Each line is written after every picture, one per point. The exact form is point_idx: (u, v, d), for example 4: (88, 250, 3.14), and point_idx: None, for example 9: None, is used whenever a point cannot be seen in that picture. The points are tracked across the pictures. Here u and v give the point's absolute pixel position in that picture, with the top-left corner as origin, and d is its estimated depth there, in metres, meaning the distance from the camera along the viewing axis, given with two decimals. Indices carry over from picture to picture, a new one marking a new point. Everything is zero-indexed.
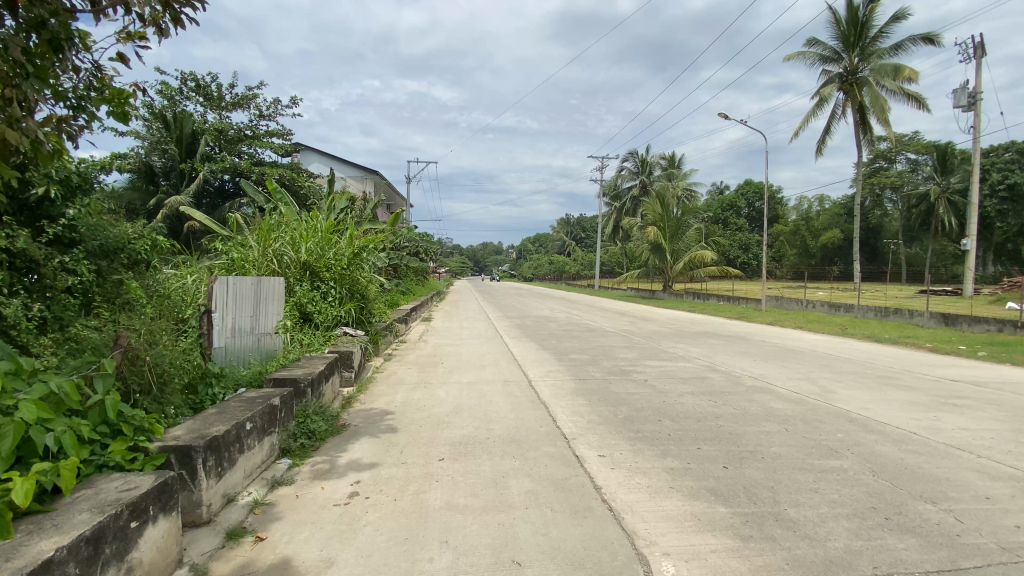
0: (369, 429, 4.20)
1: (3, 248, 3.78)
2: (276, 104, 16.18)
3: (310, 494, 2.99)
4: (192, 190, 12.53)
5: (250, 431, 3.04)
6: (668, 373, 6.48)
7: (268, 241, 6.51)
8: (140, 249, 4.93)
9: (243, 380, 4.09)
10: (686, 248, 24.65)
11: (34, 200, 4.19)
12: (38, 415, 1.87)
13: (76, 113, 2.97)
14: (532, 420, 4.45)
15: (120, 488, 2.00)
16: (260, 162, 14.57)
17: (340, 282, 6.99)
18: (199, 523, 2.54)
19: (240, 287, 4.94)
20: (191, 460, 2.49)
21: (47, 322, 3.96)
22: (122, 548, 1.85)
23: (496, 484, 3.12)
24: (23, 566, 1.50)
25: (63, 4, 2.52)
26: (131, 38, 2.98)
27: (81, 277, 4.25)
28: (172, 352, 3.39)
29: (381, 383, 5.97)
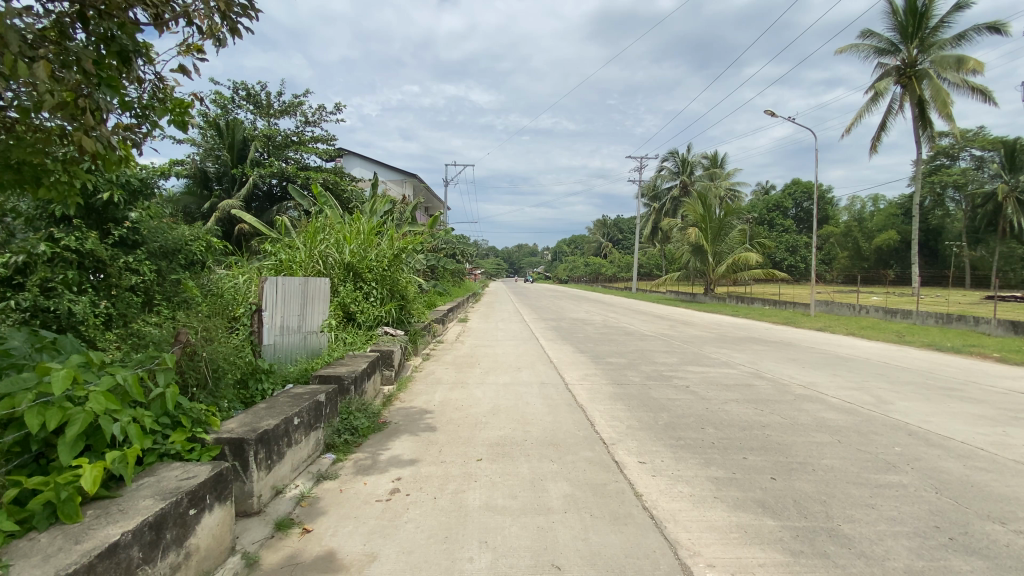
0: (409, 427, 4.27)
1: (74, 249, 4.10)
2: (322, 110, 16.75)
3: (354, 489, 3.07)
4: (243, 195, 13.12)
5: (298, 425, 3.15)
6: (711, 379, 6.29)
7: (314, 242, 6.72)
8: (196, 250, 5.22)
9: (290, 376, 4.24)
10: (728, 250, 23.88)
11: (101, 205, 4.50)
12: (106, 405, 1.98)
13: (140, 122, 3.16)
14: (569, 423, 4.41)
15: (179, 477, 2.10)
16: (306, 166, 15.10)
17: (381, 283, 7.14)
18: (251, 513, 2.64)
19: (290, 287, 5.12)
20: (244, 453, 2.59)
21: (113, 318, 4.26)
22: (182, 534, 1.95)
23: (534, 486, 3.11)
24: (92, 548, 1.60)
25: (130, 18, 2.68)
26: (190, 51, 3.14)
27: (142, 277, 4.54)
28: (227, 348, 3.55)
29: (420, 382, 6.05)
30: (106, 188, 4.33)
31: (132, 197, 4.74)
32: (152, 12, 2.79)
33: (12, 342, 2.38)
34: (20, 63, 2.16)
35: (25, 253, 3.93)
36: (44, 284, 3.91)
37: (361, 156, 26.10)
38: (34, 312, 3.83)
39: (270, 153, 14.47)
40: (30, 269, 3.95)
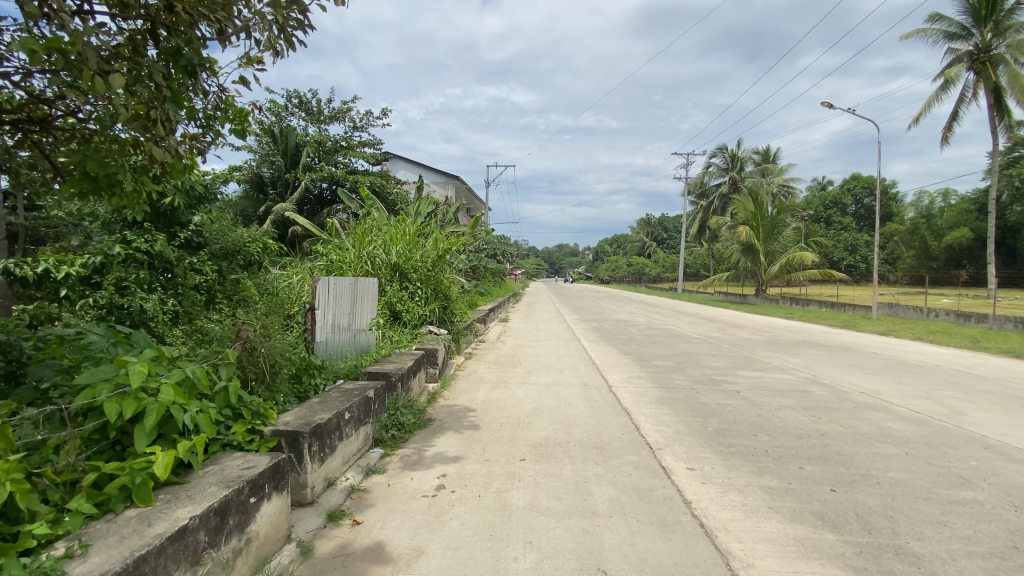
0: (454, 425, 4.32)
1: (145, 250, 4.45)
2: (369, 115, 17.26)
3: (401, 483, 3.14)
4: (296, 198, 13.70)
5: (348, 420, 3.25)
6: (763, 385, 6.02)
7: (363, 244, 6.91)
8: (254, 251, 5.49)
9: (341, 372, 4.38)
10: (781, 249, 22.83)
11: (167, 210, 4.82)
12: (176, 397, 2.11)
13: (204, 131, 3.36)
14: (614, 426, 4.34)
15: (241, 466, 2.22)
16: (354, 170, 15.60)
17: (425, 283, 7.28)
18: (305, 503, 2.75)
19: (340, 287, 5.29)
20: (299, 445, 2.71)
21: (179, 314, 4.56)
22: (243, 520, 2.05)
23: (579, 489, 3.07)
24: (163, 530, 1.71)
25: (195, 33, 2.85)
26: (250, 63, 3.30)
27: (205, 277, 4.83)
28: (282, 344, 3.70)
29: (463, 381, 6.11)
30: (171, 194, 4.64)
31: (195, 202, 5.05)
32: (216, 27, 2.96)
33: (92, 336, 2.58)
34: (97, 80, 2.35)
35: (102, 254, 4.26)
36: (119, 283, 4.25)
37: (405, 158, 26.66)
38: (110, 309, 4.16)
39: (321, 158, 15.13)
40: (105, 268, 4.29)
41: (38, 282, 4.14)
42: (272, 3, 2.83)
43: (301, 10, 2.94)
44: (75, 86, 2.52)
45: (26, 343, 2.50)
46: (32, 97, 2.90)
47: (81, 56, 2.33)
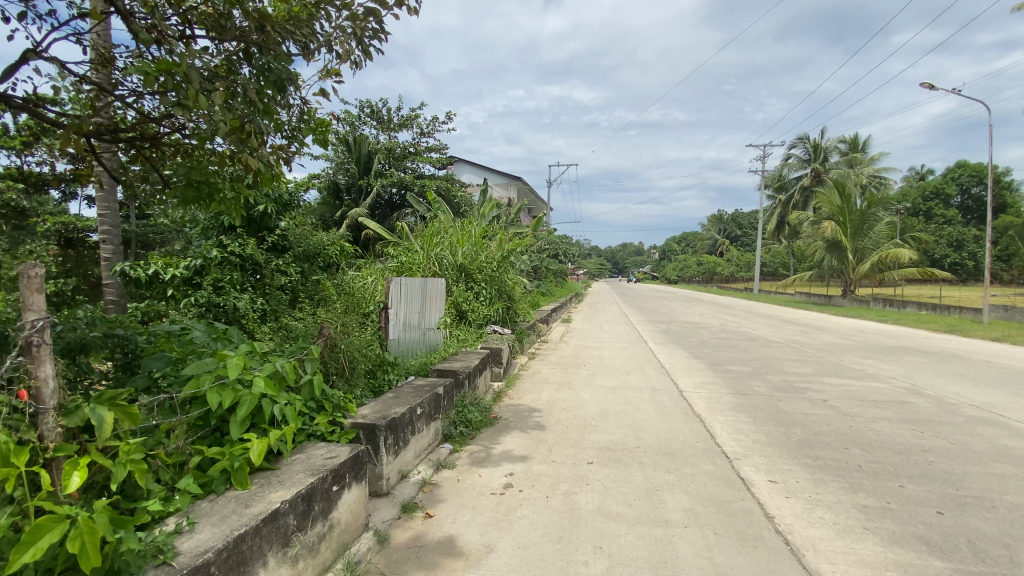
0: (520, 424, 4.35)
1: (238, 253, 4.90)
2: (435, 121, 17.81)
3: (470, 480, 3.20)
4: (368, 203, 14.37)
5: (419, 416, 3.36)
6: (854, 394, 5.54)
7: (431, 246, 7.13)
8: (332, 254, 5.87)
9: (412, 369, 4.55)
10: (872, 246, 20.93)
11: (259, 216, 5.22)
12: (268, 388, 2.28)
13: (290, 142, 3.61)
14: (686, 433, 4.17)
15: (325, 456, 2.35)
16: (421, 174, 16.15)
17: (489, 283, 7.39)
18: (381, 494, 2.88)
19: (411, 288, 5.48)
20: (375, 438, 2.83)
21: (267, 312, 4.96)
22: (327, 507, 2.18)
23: (650, 496, 2.98)
24: (259, 512, 1.84)
25: (283, 50, 3.06)
26: (330, 75, 3.50)
27: (290, 278, 5.27)
28: (359, 341, 3.90)
29: (527, 381, 6.14)
30: (263, 202, 5.02)
31: (282, 209, 5.43)
32: (302, 43, 3.17)
33: (196, 331, 2.84)
34: (201, 98, 2.59)
35: (202, 257, 4.75)
36: (216, 284, 4.73)
37: (469, 162, 27.15)
38: (208, 307, 4.63)
39: (390, 164, 15.82)
40: (204, 270, 4.79)
41: (149, 282, 4.74)
42: (351, 17, 2.99)
43: (377, 22, 3.08)
44: (182, 105, 2.80)
45: (140, 337, 2.79)
46: (146, 117, 3.26)
47: (186, 77, 2.58)
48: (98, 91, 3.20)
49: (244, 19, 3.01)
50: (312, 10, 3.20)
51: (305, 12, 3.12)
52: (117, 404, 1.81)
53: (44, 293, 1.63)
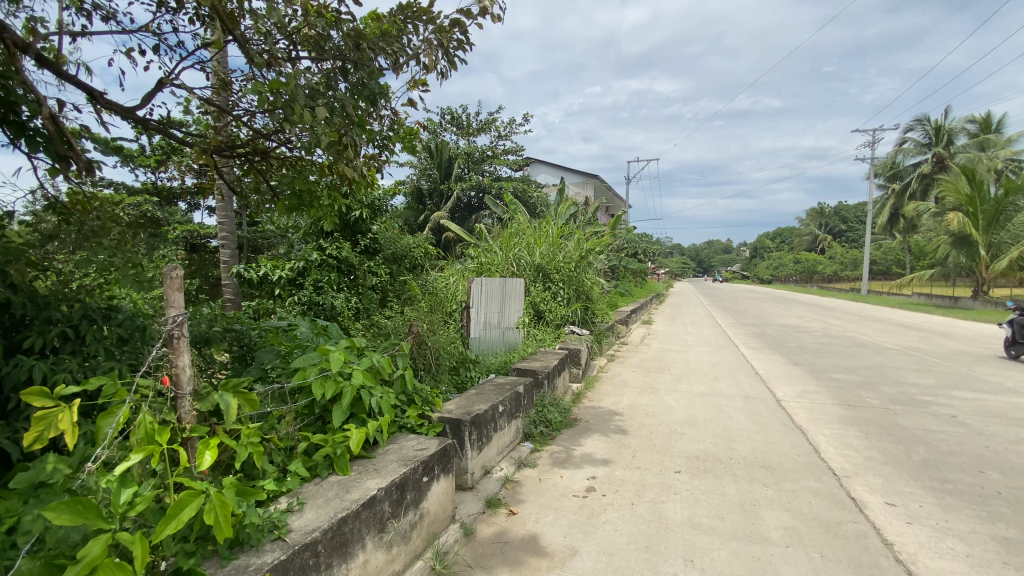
0: (601, 427, 4.27)
1: (335, 256, 5.30)
2: (512, 123, 18.04)
3: (552, 480, 3.19)
4: (449, 206, 14.89)
5: (501, 413, 3.42)
6: (992, 411, 4.81)
7: (509, 247, 7.24)
8: (417, 255, 6.15)
9: (492, 367, 4.65)
10: (1010, 240, 18.10)
11: (354, 221, 5.60)
12: (365, 381, 2.43)
13: (381, 150, 3.83)
14: (784, 445, 3.86)
15: (416, 447, 2.47)
16: (498, 177, 16.47)
17: (568, 283, 7.34)
18: (466, 487, 2.97)
19: (491, 287, 5.60)
20: (460, 433, 2.93)
21: (359, 311, 5.34)
22: (417, 497, 2.27)
23: (745, 511, 2.80)
24: (359, 497, 1.97)
25: (376, 66, 3.25)
26: (417, 86, 3.66)
27: (380, 278, 5.65)
28: (443, 338, 4.04)
29: (607, 383, 6.02)
30: (358, 208, 5.39)
31: (373, 214, 5.80)
32: (392, 57, 3.34)
33: (301, 327, 3.11)
34: (306, 115, 2.83)
35: (304, 260, 5.22)
36: (316, 284, 5.16)
37: (547, 162, 27.07)
38: (310, 305, 5.10)
39: (470, 168, 16.29)
40: (305, 272, 5.23)
41: (261, 283, 5.34)
42: (437, 29, 3.10)
43: (462, 32, 3.17)
44: (290, 121, 3.08)
45: (253, 331, 3.11)
46: (258, 134, 3.62)
47: (293, 96, 2.82)
48: (219, 112, 3.61)
49: (341, 38, 3.23)
50: (402, 25, 3.36)
51: (395, 26, 3.28)
52: (239, 391, 2.02)
53: (182, 292, 1.85)
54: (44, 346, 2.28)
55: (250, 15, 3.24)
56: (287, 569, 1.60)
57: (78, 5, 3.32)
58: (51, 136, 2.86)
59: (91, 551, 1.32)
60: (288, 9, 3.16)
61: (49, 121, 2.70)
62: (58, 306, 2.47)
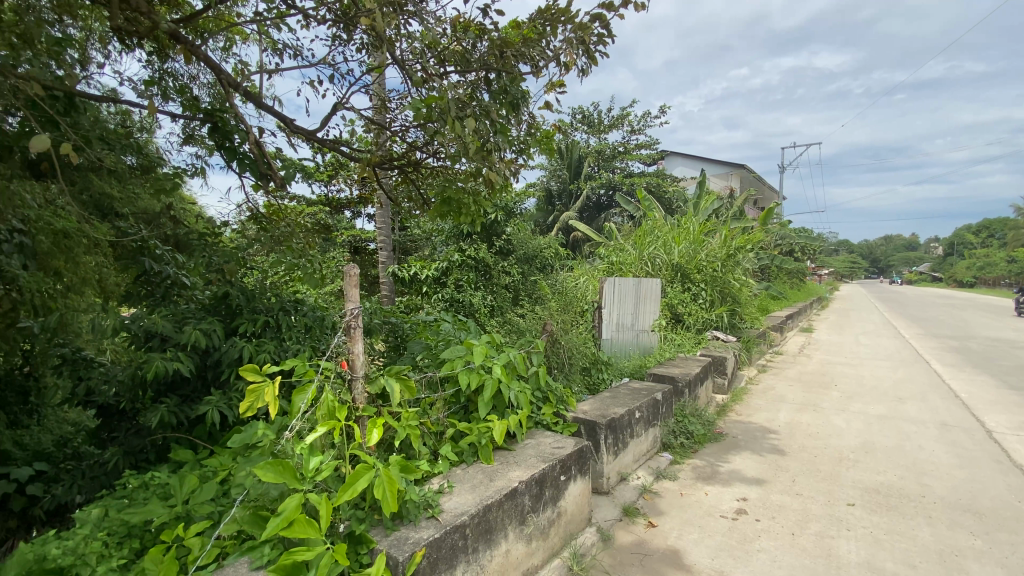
0: (750, 444, 3.88)
1: (474, 257, 5.75)
2: (646, 117, 17.36)
3: (695, 496, 2.98)
4: (578, 206, 14.86)
5: (639, 419, 3.28)
6: None
7: (644, 245, 6.98)
8: (547, 256, 6.39)
9: (626, 370, 4.49)
10: None
11: (491, 224, 5.98)
12: (505, 375, 2.51)
13: (520, 154, 3.95)
14: (1000, 488, 3.11)
15: (554, 445, 2.48)
16: (630, 174, 15.99)
17: (712, 284, 6.80)
18: (602, 491, 2.91)
19: (625, 287, 5.44)
20: (596, 435, 2.88)
21: (494, 308, 5.62)
22: (556, 495, 2.29)
23: (944, 561, 2.32)
24: (502, 487, 2.05)
25: (518, 71, 3.36)
26: (554, 87, 3.70)
27: (513, 277, 5.91)
28: (576, 338, 4.03)
29: (756, 396, 5.45)
30: (494, 212, 5.73)
31: (507, 216, 6.18)
32: (532, 61, 3.41)
33: (445, 322, 3.33)
34: (456, 125, 3.04)
35: (447, 261, 5.74)
36: (457, 283, 5.63)
37: (684, 154, 25.45)
38: (452, 302, 5.53)
39: (600, 166, 16.09)
40: (448, 271, 5.78)
41: (412, 282, 6.02)
42: (577, 27, 3.10)
43: (603, 27, 3.12)
44: (440, 132, 3.33)
45: (406, 325, 3.43)
46: (411, 147, 4.00)
47: (444, 108, 3.04)
48: (380, 129, 4.06)
49: (486, 49, 3.41)
50: (541, 29, 3.41)
51: (536, 31, 3.34)
52: (400, 377, 2.23)
53: (357, 287, 2.07)
54: (250, 331, 2.79)
55: (405, 37, 3.57)
56: (440, 546, 1.71)
57: (274, 47, 3.99)
58: (255, 158, 3.48)
59: (287, 507, 1.54)
60: (438, 27, 3.42)
61: (252, 144, 3.36)
62: (260, 299, 3.00)
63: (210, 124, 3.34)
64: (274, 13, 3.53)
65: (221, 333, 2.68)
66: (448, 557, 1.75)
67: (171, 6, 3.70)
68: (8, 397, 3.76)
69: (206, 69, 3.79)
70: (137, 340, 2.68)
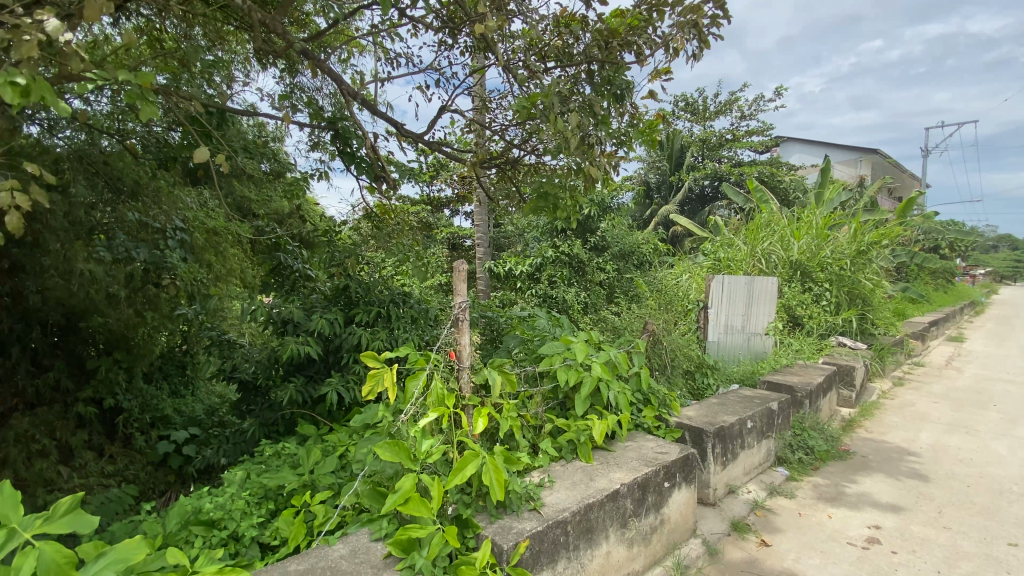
0: (883, 465, 3.43)
1: (568, 253, 5.78)
2: (758, 100, 16.03)
3: (816, 518, 2.70)
4: (679, 199, 14.16)
5: (750, 429, 3.05)
6: None
7: (757, 241, 6.44)
8: (645, 252, 6.16)
9: (735, 376, 4.18)
10: None
11: (585, 220, 5.95)
12: (605, 374, 2.44)
13: (622, 147, 3.84)
14: None
15: (657, 449, 2.39)
16: (739, 163, 14.90)
17: (837, 284, 6.10)
18: (708, 503, 2.75)
19: (735, 287, 5.07)
20: (703, 444, 2.72)
21: (589, 305, 5.56)
22: (659, 501, 2.20)
23: None
24: (603, 487, 2.01)
25: (623, 62, 3.25)
26: (659, 75, 3.54)
27: (607, 274, 5.80)
28: (679, 340, 3.84)
29: (890, 412, 4.81)
30: (590, 208, 5.70)
31: (602, 212, 6.08)
32: (637, 49, 3.29)
33: (543, 318, 3.34)
34: (559, 121, 3.03)
35: (541, 257, 5.82)
36: (551, 279, 5.71)
37: (801, 139, 23.10)
38: (546, 299, 5.60)
39: (704, 156, 15.15)
40: (542, 267, 5.84)
41: (507, 277, 6.12)
42: (690, 9, 2.92)
43: (717, 6, 2.91)
44: (542, 128, 3.34)
45: (503, 319, 3.50)
46: (510, 144, 4.06)
47: (548, 104, 3.04)
48: (481, 129, 4.18)
49: (589, 41, 3.35)
50: (646, 15, 3.28)
51: (642, 18, 3.22)
52: (502, 370, 2.27)
53: (466, 282, 2.14)
54: (365, 321, 3.04)
55: (508, 36, 3.61)
56: (543, 540, 1.73)
57: (387, 56, 4.25)
58: (370, 161, 3.76)
59: (403, 485, 1.65)
60: (541, 23, 3.42)
61: (368, 148, 3.62)
62: (374, 291, 3.24)
63: (333, 131, 3.66)
64: (387, 24, 3.76)
65: (341, 322, 2.94)
66: (550, 551, 1.76)
67: (300, 26, 4.09)
68: (170, 370, 4.45)
69: (329, 81, 4.15)
70: (274, 326, 3.01)
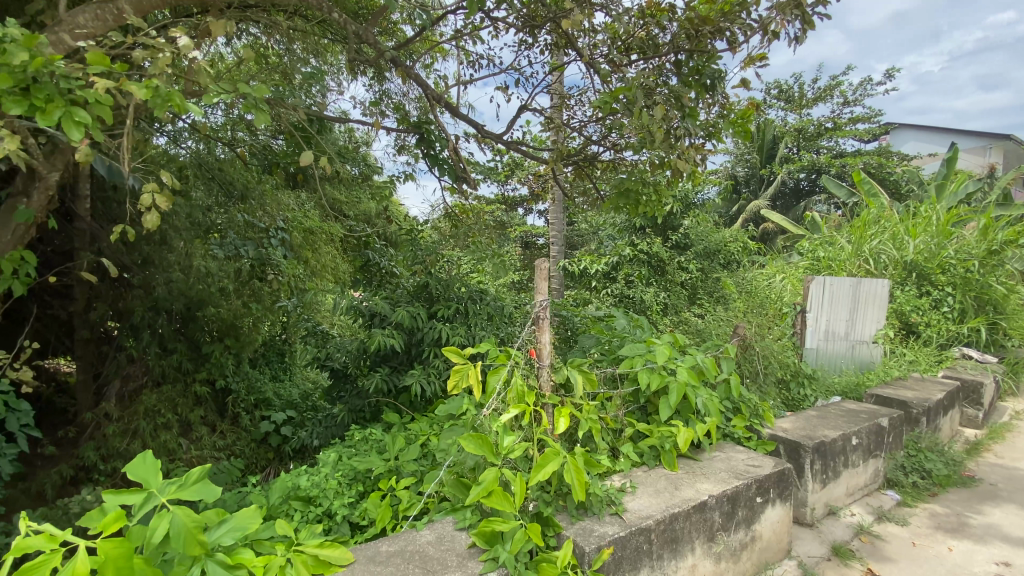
0: (1020, 497, 2.99)
1: (647, 252, 5.61)
2: (865, 84, 14.56)
3: (935, 550, 2.41)
4: (769, 194, 13.22)
5: (855, 447, 2.77)
6: None
7: (864, 239, 5.85)
8: (732, 251, 5.81)
9: (836, 387, 3.82)
10: None
11: (667, 217, 5.73)
12: (691, 379, 2.33)
13: (709, 139, 3.65)
14: None
15: (748, 462, 2.25)
16: (840, 154, 13.63)
17: (961, 289, 5.40)
18: (804, 523, 2.55)
19: (839, 288, 4.59)
20: (799, 459, 2.53)
21: (668, 306, 5.35)
22: (750, 516, 2.07)
23: None
24: (690, 497, 1.93)
25: (713, 50, 3.09)
26: (753, 62, 3.32)
27: (690, 274, 5.55)
28: (772, 346, 3.58)
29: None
30: (673, 205, 5.47)
31: (685, 208, 5.82)
32: (729, 36, 3.10)
33: (623, 319, 3.26)
34: (644, 115, 2.94)
35: (619, 256, 5.69)
36: (628, 278, 5.58)
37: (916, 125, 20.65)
38: (622, 298, 5.47)
39: (800, 146, 14.01)
40: (619, 266, 5.72)
41: (583, 276, 6.06)
42: None
43: None
44: (624, 123, 3.26)
45: (579, 319, 3.46)
46: (590, 141, 3.99)
47: (632, 98, 2.96)
48: (561, 126, 4.15)
49: (675, 30, 3.21)
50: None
51: (735, 2, 3.02)
52: (583, 370, 2.25)
53: (547, 280, 2.14)
54: (446, 316, 3.14)
55: (591, 31, 3.56)
56: (625, 546, 1.69)
57: (469, 59, 4.35)
58: (452, 161, 3.87)
59: (486, 478, 1.67)
60: (625, 16, 3.33)
61: (450, 149, 3.73)
62: (455, 287, 3.33)
63: (418, 134, 3.81)
64: (470, 28, 3.85)
65: (423, 317, 3.05)
66: (633, 558, 1.71)
67: (389, 34, 4.29)
68: (271, 357, 4.87)
69: (414, 86, 4.32)
70: (364, 319, 3.20)
